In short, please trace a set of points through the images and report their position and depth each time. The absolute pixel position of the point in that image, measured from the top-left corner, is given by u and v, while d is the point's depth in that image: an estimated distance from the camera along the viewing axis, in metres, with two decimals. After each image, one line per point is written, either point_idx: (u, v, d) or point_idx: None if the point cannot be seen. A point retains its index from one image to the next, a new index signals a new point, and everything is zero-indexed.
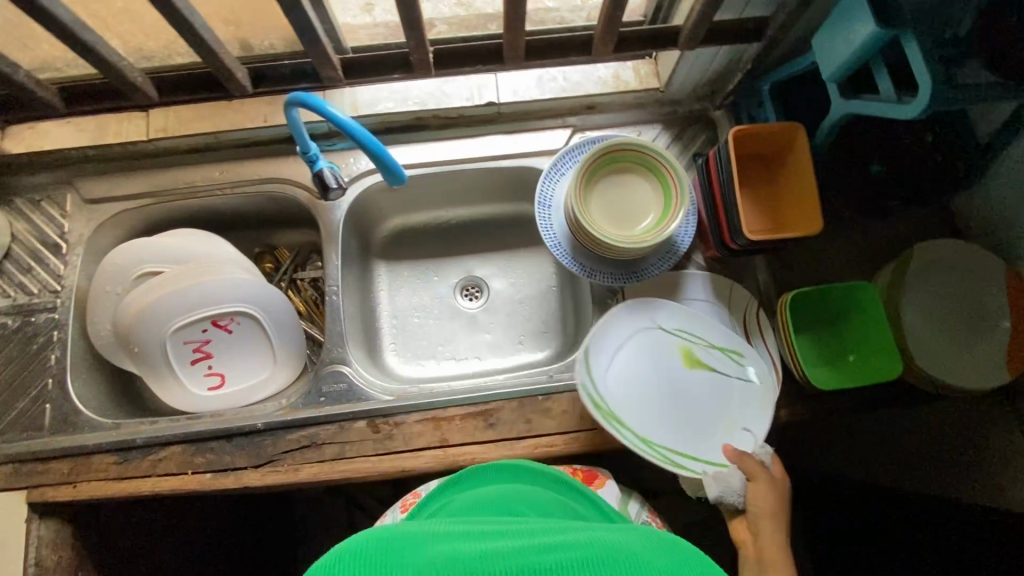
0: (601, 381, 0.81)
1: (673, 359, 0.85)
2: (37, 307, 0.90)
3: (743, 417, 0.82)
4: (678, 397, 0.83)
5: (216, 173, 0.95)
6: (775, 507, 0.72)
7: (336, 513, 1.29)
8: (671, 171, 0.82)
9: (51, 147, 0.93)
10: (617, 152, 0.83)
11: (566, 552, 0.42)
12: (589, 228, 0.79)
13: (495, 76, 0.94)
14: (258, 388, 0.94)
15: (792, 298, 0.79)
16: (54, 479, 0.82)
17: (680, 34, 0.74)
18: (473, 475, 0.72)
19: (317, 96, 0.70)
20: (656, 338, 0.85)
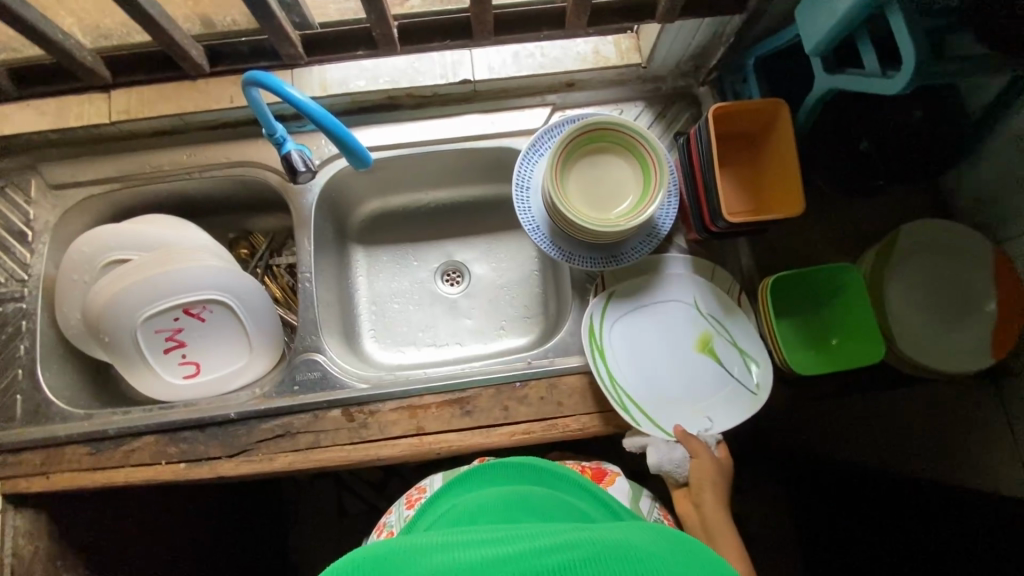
0: (609, 317, 0.84)
1: (688, 334, 0.84)
2: (4, 297, 0.88)
3: (715, 410, 0.81)
4: (669, 366, 0.83)
5: (183, 157, 0.92)
6: (718, 480, 0.74)
7: (323, 496, 1.30)
8: (650, 151, 0.79)
9: (10, 131, 0.89)
10: (595, 131, 0.80)
11: (569, 552, 0.42)
12: (566, 211, 0.77)
13: (470, 52, 0.90)
14: (234, 376, 0.93)
15: (774, 281, 0.76)
16: (27, 471, 0.81)
17: (657, 6, 0.70)
18: (478, 474, 0.72)
19: (274, 76, 0.67)
20: (680, 308, 0.85)
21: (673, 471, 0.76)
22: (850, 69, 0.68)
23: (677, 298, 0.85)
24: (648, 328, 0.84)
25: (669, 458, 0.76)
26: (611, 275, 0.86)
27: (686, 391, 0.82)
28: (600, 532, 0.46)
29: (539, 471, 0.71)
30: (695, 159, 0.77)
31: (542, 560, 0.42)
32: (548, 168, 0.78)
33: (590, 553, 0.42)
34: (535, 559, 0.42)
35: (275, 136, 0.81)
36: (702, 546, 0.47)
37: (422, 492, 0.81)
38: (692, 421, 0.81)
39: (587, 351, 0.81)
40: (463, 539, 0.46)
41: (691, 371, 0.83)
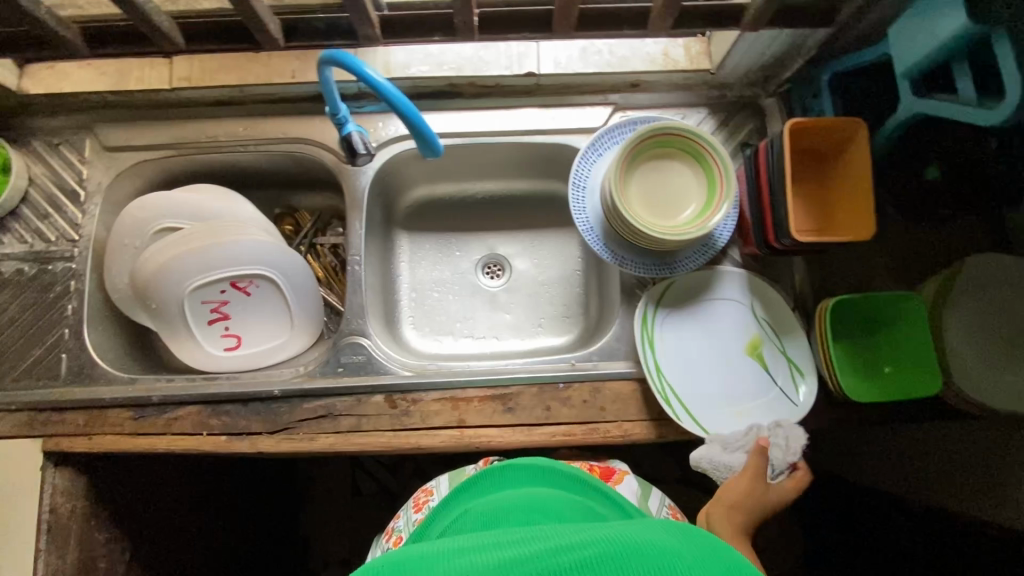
0: (662, 310, 0.83)
1: (740, 337, 0.83)
2: (55, 255, 0.88)
3: (759, 416, 0.79)
4: (717, 366, 0.82)
5: (239, 129, 0.91)
6: (751, 500, 0.70)
7: (338, 475, 1.32)
8: (717, 160, 0.78)
9: (69, 89, 0.88)
10: (662, 136, 0.78)
11: (581, 550, 0.42)
12: (628, 215, 0.76)
13: (537, 44, 0.88)
14: (274, 353, 0.93)
15: (834, 304, 0.76)
16: (70, 430, 0.82)
17: (745, 14, 0.68)
18: (487, 475, 0.71)
19: (350, 54, 0.65)
20: (734, 310, 0.84)
21: (714, 470, 0.75)
22: (939, 95, 0.66)
23: (732, 301, 0.84)
24: (700, 325, 0.83)
25: (718, 462, 0.74)
26: (662, 278, 0.85)
27: (731, 393, 0.81)
28: (614, 530, 0.45)
29: (552, 474, 0.70)
30: (762, 174, 0.76)
31: (554, 558, 0.41)
32: (612, 170, 0.77)
33: (602, 551, 0.42)
34: (547, 557, 0.41)
35: (338, 116, 0.80)
36: (715, 541, 0.46)
37: (429, 494, 0.82)
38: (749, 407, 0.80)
39: (638, 340, 0.81)
40: (478, 542, 0.46)
41: (732, 374, 0.81)
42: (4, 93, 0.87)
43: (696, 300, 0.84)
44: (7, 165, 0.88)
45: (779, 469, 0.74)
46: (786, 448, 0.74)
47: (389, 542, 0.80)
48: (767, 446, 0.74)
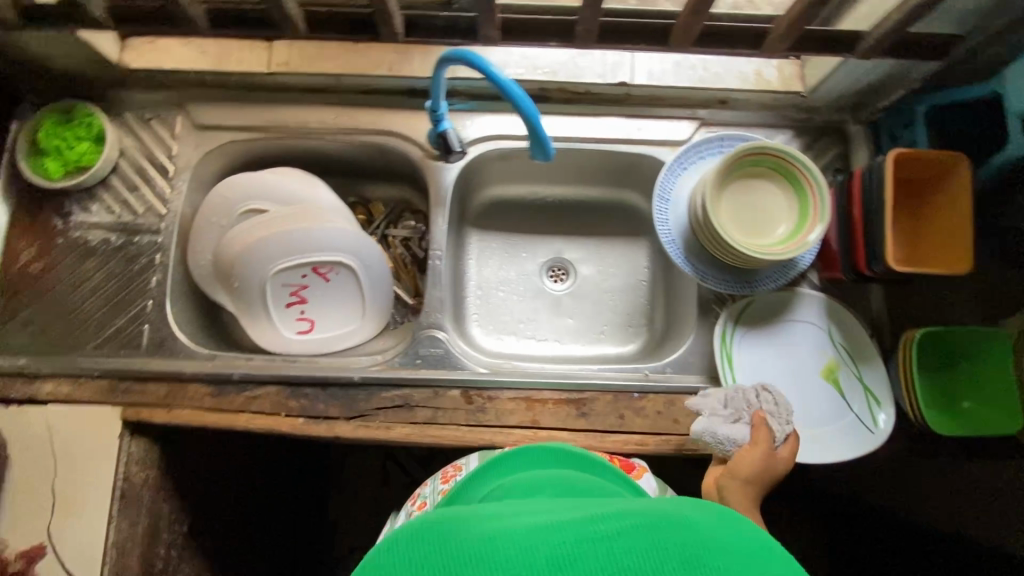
0: (741, 329, 0.84)
1: (817, 361, 0.84)
2: (142, 228, 0.89)
3: (834, 441, 0.79)
4: (793, 387, 0.82)
5: (329, 117, 0.92)
6: (760, 472, 0.70)
7: (369, 463, 1.33)
8: (813, 188, 0.77)
9: (170, 66, 0.89)
10: (762, 156, 0.78)
11: (618, 520, 0.38)
12: (718, 231, 0.77)
13: (633, 55, 0.89)
14: (345, 340, 0.94)
15: (921, 336, 0.76)
16: (150, 401, 0.83)
17: (862, 43, 0.69)
18: (514, 454, 0.68)
19: (479, 55, 0.66)
20: (813, 334, 0.85)
21: (717, 444, 0.74)
22: None
23: (811, 325, 0.85)
24: (778, 346, 0.84)
25: (722, 435, 0.74)
26: (741, 296, 0.86)
27: (806, 415, 0.81)
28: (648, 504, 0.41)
29: (579, 460, 0.68)
30: (858, 201, 0.77)
31: (589, 527, 0.37)
32: (706, 186, 0.77)
33: (638, 522, 0.37)
34: (579, 526, 0.37)
35: (436, 112, 0.80)
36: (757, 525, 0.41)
37: (458, 470, 0.78)
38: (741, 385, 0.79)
39: (718, 356, 0.82)
40: (507, 516, 0.42)
41: (807, 395, 0.82)
42: (105, 64, 0.88)
43: (775, 320, 0.85)
44: (101, 135, 0.89)
45: (785, 436, 0.74)
46: (784, 419, 0.75)
47: (411, 506, 0.77)
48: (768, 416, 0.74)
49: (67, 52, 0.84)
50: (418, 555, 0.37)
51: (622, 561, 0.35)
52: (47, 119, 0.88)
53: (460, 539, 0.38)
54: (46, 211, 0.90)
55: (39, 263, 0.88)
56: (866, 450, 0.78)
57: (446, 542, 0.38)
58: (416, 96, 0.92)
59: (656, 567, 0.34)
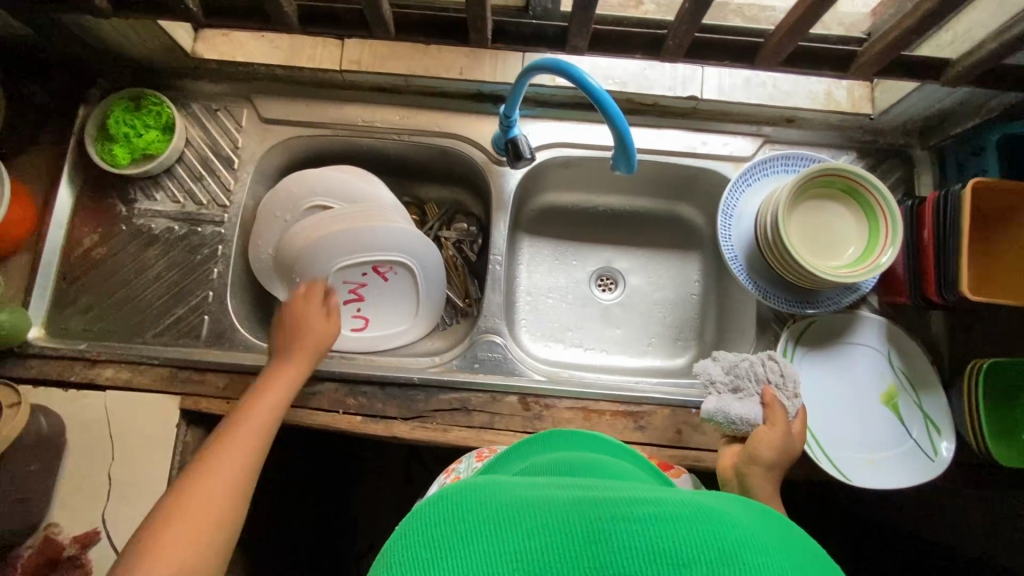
0: (801, 350, 0.84)
1: (877, 386, 0.83)
2: (205, 218, 0.90)
3: (892, 467, 0.79)
4: (852, 411, 0.82)
5: (396, 117, 0.92)
6: (778, 452, 0.68)
7: (395, 462, 1.33)
8: (887, 235, 0.76)
9: (242, 59, 0.90)
10: (851, 180, 0.77)
11: (661, 505, 0.37)
12: (781, 230, 0.77)
13: (703, 70, 0.89)
14: (397, 339, 0.95)
15: (991, 365, 0.75)
16: (209, 392, 0.83)
17: (950, 69, 0.69)
18: (535, 438, 0.62)
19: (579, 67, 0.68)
20: (874, 359, 0.84)
21: (729, 425, 0.72)
22: None
23: (873, 350, 0.84)
24: (838, 370, 0.84)
25: (734, 415, 0.72)
26: (801, 316, 0.85)
27: (864, 439, 0.81)
28: (690, 494, 0.40)
29: (592, 439, 0.61)
30: (931, 227, 0.77)
31: (630, 508, 0.36)
32: (776, 207, 0.77)
33: (681, 512, 0.36)
34: (619, 504, 0.37)
35: (508, 119, 0.80)
36: (800, 533, 0.39)
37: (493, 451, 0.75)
38: (748, 358, 0.75)
39: None
40: (545, 482, 0.42)
41: (866, 420, 0.82)
42: (179, 54, 0.88)
43: (836, 342, 0.85)
44: (170, 124, 0.89)
45: (796, 409, 0.74)
46: (793, 392, 0.74)
47: (443, 479, 0.73)
48: (777, 393, 0.73)
49: (144, 40, 0.84)
50: (454, 509, 0.37)
51: (663, 544, 0.34)
52: (115, 106, 0.87)
53: (496, 500, 0.37)
54: (110, 197, 0.90)
55: (101, 248, 0.89)
56: (924, 479, 0.78)
57: (483, 502, 0.37)
58: (484, 101, 0.92)
59: (694, 556, 0.33)
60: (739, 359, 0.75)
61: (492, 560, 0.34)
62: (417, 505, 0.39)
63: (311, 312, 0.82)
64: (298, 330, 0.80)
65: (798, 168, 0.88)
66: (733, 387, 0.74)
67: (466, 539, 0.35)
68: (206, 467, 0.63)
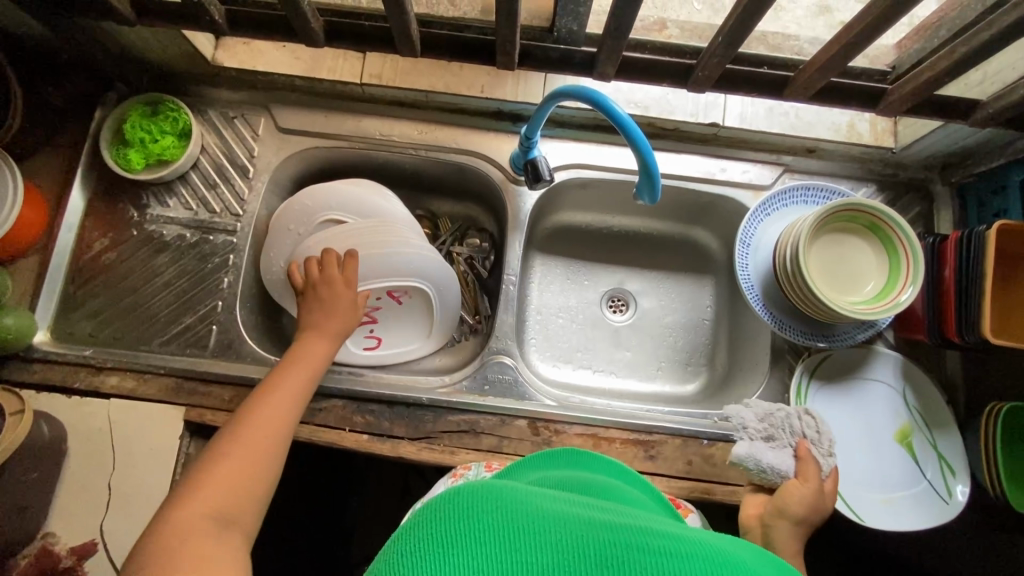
0: (815, 383, 0.83)
1: (892, 424, 0.82)
2: (217, 227, 0.89)
3: (905, 508, 0.77)
4: (865, 447, 0.81)
5: (414, 132, 0.92)
6: (809, 508, 0.68)
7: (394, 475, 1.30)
8: (906, 282, 0.75)
9: (262, 68, 0.89)
10: (879, 220, 0.76)
11: (675, 541, 0.36)
12: (802, 257, 0.76)
13: (726, 97, 0.88)
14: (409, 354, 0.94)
15: (1009, 410, 0.74)
16: (214, 404, 0.82)
17: (980, 110, 0.68)
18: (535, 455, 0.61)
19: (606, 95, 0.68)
20: (889, 396, 0.83)
21: (760, 472, 0.72)
22: None
23: (888, 386, 0.83)
24: (852, 405, 0.83)
25: (766, 464, 0.71)
26: (816, 350, 0.84)
27: (877, 477, 0.79)
28: (702, 533, 0.39)
29: (592, 459, 0.59)
30: (953, 264, 0.76)
31: (644, 539, 0.35)
32: (798, 238, 0.76)
33: (697, 549, 0.35)
34: (633, 532, 0.36)
35: (528, 140, 0.80)
36: None
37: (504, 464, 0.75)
38: (785, 408, 0.75)
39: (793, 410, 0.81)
40: (555, 495, 0.40)
41: (879, 458, 0.80)
42: (198, 61, 0.88)
43: (851, 377, 0.84)
44: (187, 131, 0.88)
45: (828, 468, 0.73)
46: (825, 449, 0.74)
47: (448, 479, 0.71)
48: (812, 448, 0.73)
49: (165, 47, 0.83)
50: (468, 507, 0.35)
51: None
52: (132, 111, 0.87)
53: (512, 506, 0.36)
54: (123, 201, 0.89)
55: (111, 253, 0.88)
56: (937, 522, 0.76)
57: (499, 504, 0.36)
58: (504, 119, 0.92)
59: None
60: (773, 408, 0.76)
61: (503, 566, 0.32)
62: (425, 502, 0.37)
63: (339, 290, 0.79)
64: (324, 307, 0.78)
65: (817, 200, 0.88)
66: (766, 436, 0.74)
67: (478, 540, 0.33)
68: (236, 431, 0.64)
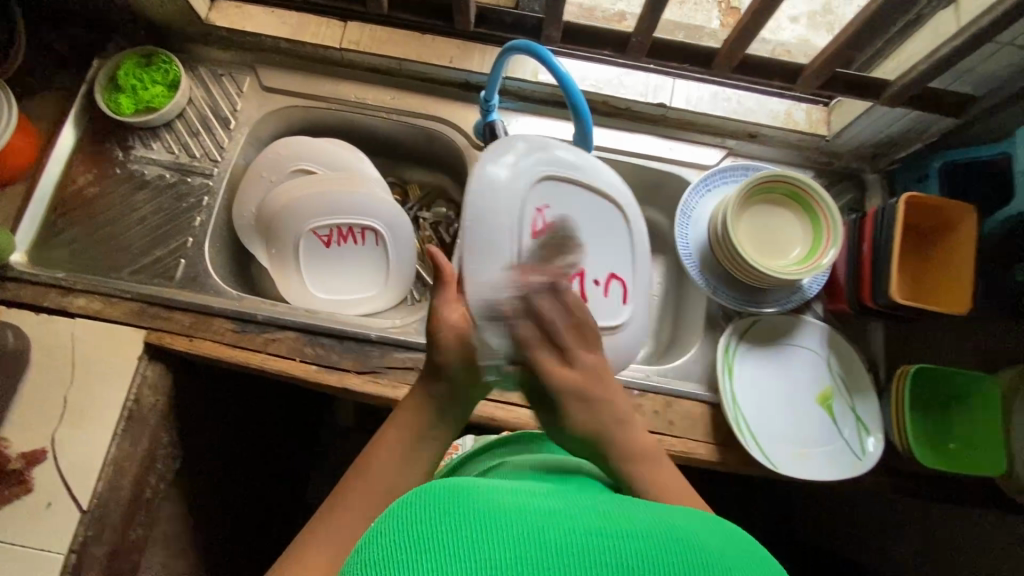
0: (744, 347, 0.87)
1: (813, 386, 0.86)
2: (195, 170, 0.96)
3: (822, 463, 0.81)
4: (789, 408, 0.85)
5: (387, 98, 0.99)
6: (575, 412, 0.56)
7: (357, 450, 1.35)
8: (825, 248, 0.81)
9: (250, 29, 0.96)
10: (800, 193, 0.83)
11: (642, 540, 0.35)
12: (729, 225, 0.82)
13: (674, 80, 0.96)
14: (644, 263, 0.74)
15: (913, 374, 0.79)
16: (174, 329, 0.86)
17: (888, 89, 0.76)
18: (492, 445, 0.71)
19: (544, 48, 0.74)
20: (812, 361, 0.87)
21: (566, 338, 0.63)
22: None
23: (811, 351, 0.88)
24: (777, 368, 0.87)
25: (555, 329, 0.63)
26: (747, 314, 0.89)
27: (798, 435, 0.83)
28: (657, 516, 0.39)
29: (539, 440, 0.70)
30: (869, 238, 0.81)
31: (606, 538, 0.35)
32: (726, 207, 0.82)
33: (666, 544, 0.35)
34: (595, 534, 0.35)
35: (487, 103, 0.86)
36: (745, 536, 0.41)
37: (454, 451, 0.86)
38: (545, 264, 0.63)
39: (719, 370, 0.84)
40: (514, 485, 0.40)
41: (800, 416, 0.85)
42: (193, 21, 0.95)
43: (778, 342, 0.88)
44: (176, 82, 0.95)
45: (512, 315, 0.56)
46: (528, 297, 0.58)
47: None
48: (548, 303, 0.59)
49: (164, 3, 0.91)
50: (430, 520, 0.35)
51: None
52: (127, 60, 0.95)
53: (464, 519, 0.35)
54: (109, 142, 0.96)
55: (93, 187, 0.94)
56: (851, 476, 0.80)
57: (450, 524, 0.34)
58: (470, 90, 0.99)
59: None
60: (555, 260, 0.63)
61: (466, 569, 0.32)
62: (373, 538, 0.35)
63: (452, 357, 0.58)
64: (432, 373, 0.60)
65: None
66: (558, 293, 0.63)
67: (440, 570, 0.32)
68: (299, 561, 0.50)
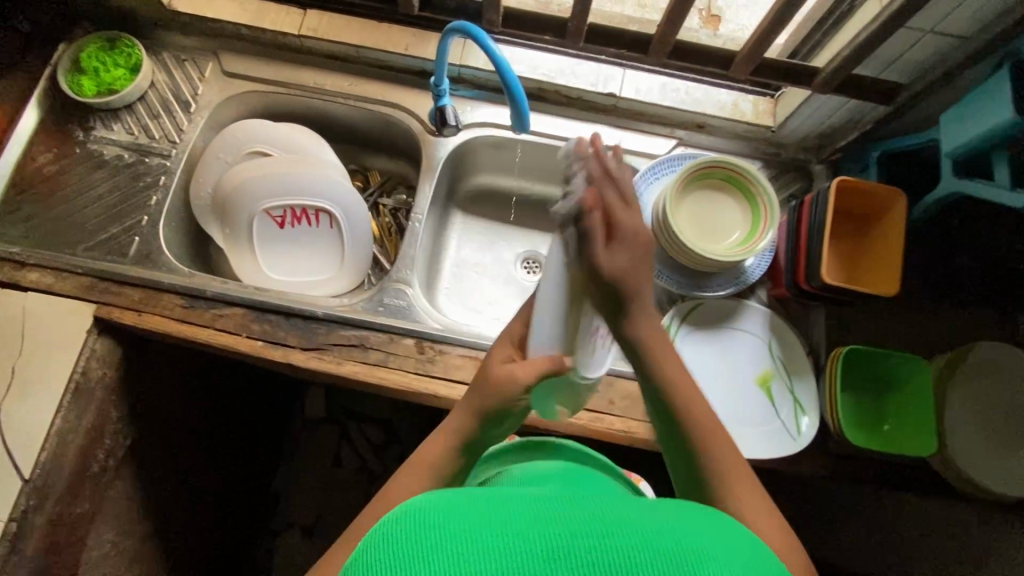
0: (687, 331, 0.89)
1: (753, 368, 0.88)
2: (153, 151, 0.97)
3: (760, 442, 0.82)
4: (728, 390, 0.86)
5: (344, 84, 1.01)
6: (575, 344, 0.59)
7: (325, 440, 1.39)
8: (762, 229, 0.83)
9: (211, 15, 0.99)
10: (737, 177, 0.85)
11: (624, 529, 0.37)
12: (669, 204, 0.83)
13: (623, 71, 0.98)
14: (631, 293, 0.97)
15: (845, 355, 0.81)
16: (124, 304, 0.88)
17: (817, 76, 0.79)
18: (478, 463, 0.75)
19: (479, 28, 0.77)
20: (753, 344, 0.89)
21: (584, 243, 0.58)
22: (978, 179, 0.74)
23: (753, 334, 0.89)
24: (719, 350, 0.88)
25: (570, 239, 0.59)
26: (690, 298, 0.90)
27: (736, 415, 0.84)
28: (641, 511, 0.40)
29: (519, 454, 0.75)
30: (805, 222, 0.83)
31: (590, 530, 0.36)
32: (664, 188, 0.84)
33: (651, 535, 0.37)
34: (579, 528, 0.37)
35: (438, 88, 0.89)
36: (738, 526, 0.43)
37: None
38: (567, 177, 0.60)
39: None
40: (506, 495, 0.41)
41: (739, 398, 0.86)
42: (157, 6, 0.98)
43: (720, 325, 0.90)
44: (138, 66, 0.98)
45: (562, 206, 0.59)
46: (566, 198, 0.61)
47: None
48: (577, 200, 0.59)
49: None
50: (416, 530, 0.36)
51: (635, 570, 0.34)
52: (92, 44, 0.97)
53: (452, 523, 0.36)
54: (71, 123, 0.98)
55: (53, 165, 0.96)
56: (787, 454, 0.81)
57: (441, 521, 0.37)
58: (426, 78, 1.01)
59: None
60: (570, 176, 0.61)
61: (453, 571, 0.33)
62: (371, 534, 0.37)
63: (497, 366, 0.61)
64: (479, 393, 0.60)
65: None
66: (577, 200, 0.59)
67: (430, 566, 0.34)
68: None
